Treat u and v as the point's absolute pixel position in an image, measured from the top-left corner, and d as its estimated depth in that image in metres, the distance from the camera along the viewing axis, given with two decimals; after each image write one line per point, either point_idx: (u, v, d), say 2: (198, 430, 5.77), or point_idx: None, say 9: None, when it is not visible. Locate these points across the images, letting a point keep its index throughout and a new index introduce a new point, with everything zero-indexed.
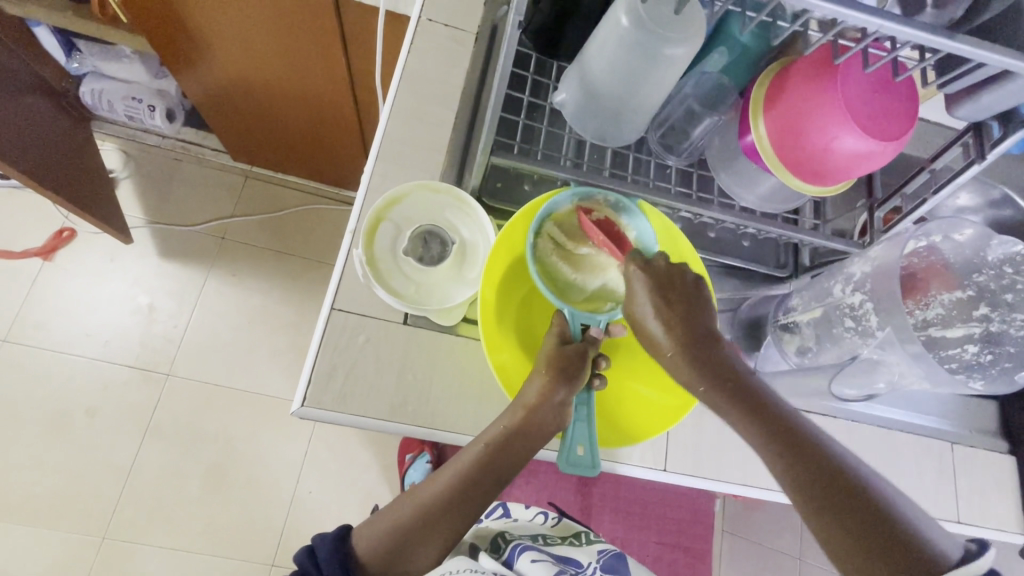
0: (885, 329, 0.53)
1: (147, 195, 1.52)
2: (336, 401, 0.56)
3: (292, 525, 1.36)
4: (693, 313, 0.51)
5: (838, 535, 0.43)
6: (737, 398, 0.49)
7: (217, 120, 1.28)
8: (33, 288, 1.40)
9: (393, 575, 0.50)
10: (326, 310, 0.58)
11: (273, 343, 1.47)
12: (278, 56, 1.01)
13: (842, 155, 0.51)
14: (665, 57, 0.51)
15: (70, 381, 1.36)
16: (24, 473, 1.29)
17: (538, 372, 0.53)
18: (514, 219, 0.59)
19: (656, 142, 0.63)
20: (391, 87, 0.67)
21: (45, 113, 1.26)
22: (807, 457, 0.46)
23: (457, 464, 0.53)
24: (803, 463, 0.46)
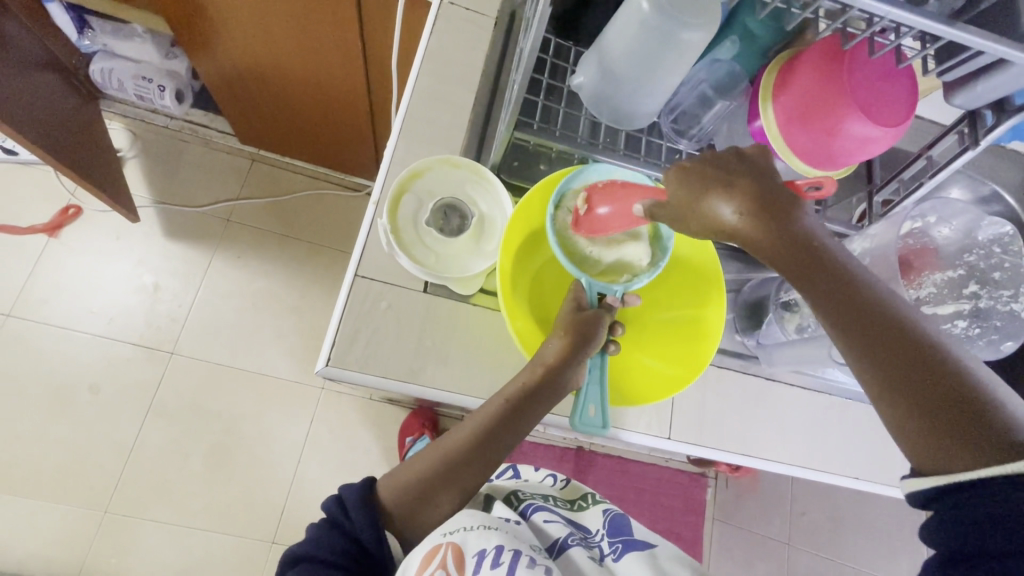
0: None
1: (154, 175, 1.53)
2: (359, 363, 0.58)
3: (293, 504, 1.37)
4: (758, 192, 0.46)
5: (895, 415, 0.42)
6: (811, 279, 0.45)
7: (228, 101, 1.30)
8: (38, 264, 1.40)
9: (415, 520, 0.54)
10: (349, 277, 0.60)
11: (277, 325, 1.49)
12: (295, 39, 1.03)
13: (846, 139, 0.54)
14: (682, 41, 0.55)
15: (73, 357, 1.37)
16: (26, 447, 1.30)
17: (556, 335, 0.57)
18: (532, 193, 0.61)
19: (668, 126, 0.67)
20: (414, 66, 0.70)
21: (56, 89, 1.26)
22: (878, 346, 0.43)
23: (477, 419, 0.58)
24: (872, 341, 0.44)
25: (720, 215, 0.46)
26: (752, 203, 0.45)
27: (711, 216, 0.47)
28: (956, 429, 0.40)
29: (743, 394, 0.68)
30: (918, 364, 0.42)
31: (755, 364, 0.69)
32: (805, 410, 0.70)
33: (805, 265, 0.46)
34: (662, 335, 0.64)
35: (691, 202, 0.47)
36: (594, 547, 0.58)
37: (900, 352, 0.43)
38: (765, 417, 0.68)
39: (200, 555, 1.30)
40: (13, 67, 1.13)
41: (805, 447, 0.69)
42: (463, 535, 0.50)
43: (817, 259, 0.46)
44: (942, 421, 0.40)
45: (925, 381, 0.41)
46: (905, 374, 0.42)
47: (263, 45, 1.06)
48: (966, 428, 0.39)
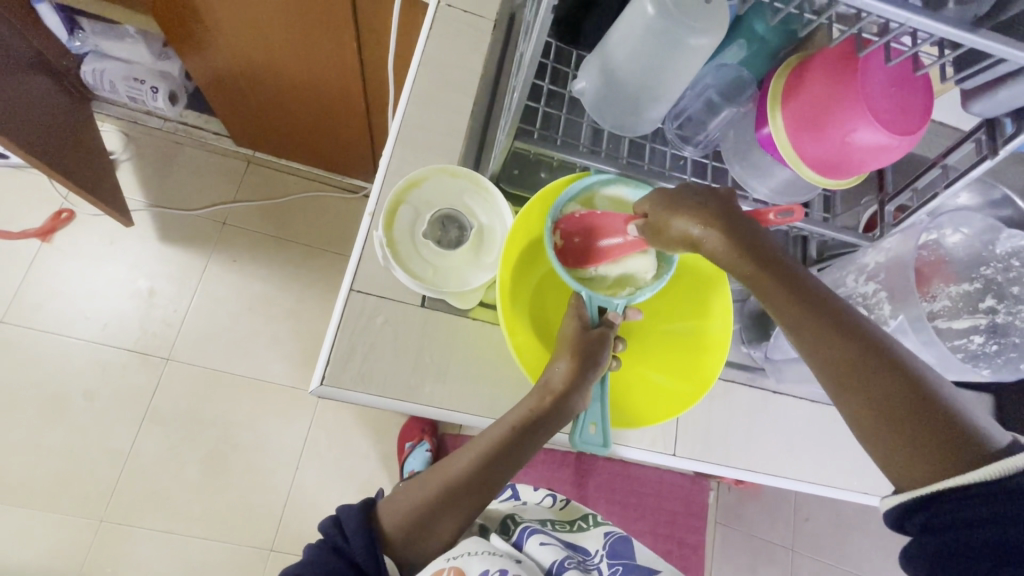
0: (898, 318, 0.54)
1: (148, 178, 1.50)
2: (354, 382, 0.56)
3: (291, 511, 1.36)
4: (718, 209, 0.49)
5: (870, 424, 0.43)
6: (778, 291, 0.48)
7: (221, 102, 1.27)
8: (30, 269, 1.38)
9: (415, 546, 0.53)
10: (344, 291, 0.59)
11: (274, 330, 1.47)
12: (289, 40, 1.00)
13: (858, 149, 0.52)
14: (690, 46, 0.53)
15: (67, 364, 1.35)
16: (20, 455, 1.28)
17: (563, 356, 0.55)
18: (532, 205, 0.60)
19: (673, 133, 0.65)
20: (410, 71, 0.67)
21: (46, 92, 1.24)
22: (843, 354, 0.45)
23: (480, 444, 0.56)
24: (838, 355, 0.45)
25: (687, 233, 0.49)
26: (714, 221, 0.48)
27: (678, 234, 0.50)
28: (920, 434, 0.41)
29: (751, 409, 0.67)
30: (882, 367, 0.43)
31: (764, 378, 0.68)
32: (813, 424, 0.68)
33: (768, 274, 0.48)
34: (669, 349, 0.62)
35: (660, 223, 0.51)
36: (593, 570, 0.59)
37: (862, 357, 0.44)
38: (773, 432, 0.67)
39: (198, 564, 1.29)
40: (2, 70, 1.10)
41: (813, 461, 0.67)
42: (466, 559, 0.51)
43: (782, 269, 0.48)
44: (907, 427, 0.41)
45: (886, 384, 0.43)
46: (878, 383, 0.43)
47: (256, 46, 1.03)
48: (933, 432, 0.41)
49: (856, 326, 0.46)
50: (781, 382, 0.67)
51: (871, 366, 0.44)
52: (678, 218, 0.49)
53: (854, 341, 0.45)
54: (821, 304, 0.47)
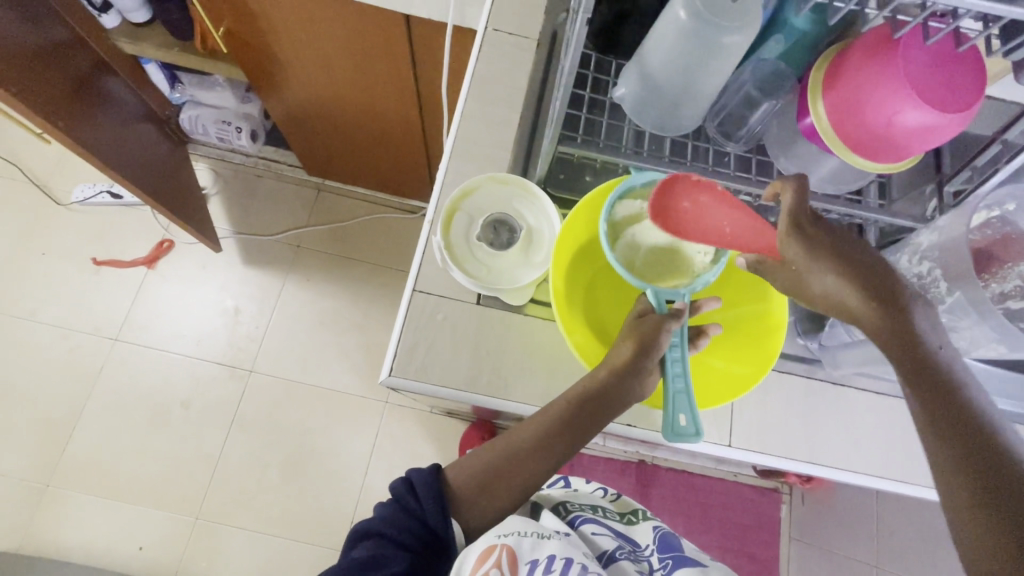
0: (954, 295, 0.53)
1: (234, 207, 1.68)
2: (417, 373, 0.61)
3: (360, 514, 1.43)
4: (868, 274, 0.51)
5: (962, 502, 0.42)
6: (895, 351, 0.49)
7: (296, 135, 1.40)
8: (139, 292, 1.57)
9: (475, 507, 0.58)
10: (408, 291, 0.64)
11: (343, 342, 1.58)
12: (353, 77, 1.11)
13: (905, 129, 0.52)
14: (724, 44, 0.55)
15: (168, 376, 1.51)
16: (131, 458, 1.44)
17: (625, 342, 0.58)
18: (577, 209, 0.63)
19: (714, 130, 0.67)
20: (461, 92, 0.73)
21: (151, 138, 1.42)
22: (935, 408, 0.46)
23: (540, 415, 0.59)
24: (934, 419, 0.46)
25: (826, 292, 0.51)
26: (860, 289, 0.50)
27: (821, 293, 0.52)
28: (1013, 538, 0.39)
29: (809, 399, 0.66)
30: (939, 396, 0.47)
31: (819, 369, 0.66)
32: (880, 418, 0.65)
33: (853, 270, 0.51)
34: (732, 337, 0.63)
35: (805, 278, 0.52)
36: (644, 561, 0.61)
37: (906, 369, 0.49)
38: (834, 422, 0.65)
39: (279, 561, 1.38)
40: (118, 121, 1.29)
41: (882, 455, 0.64)
42: (517, 539, 0.55)
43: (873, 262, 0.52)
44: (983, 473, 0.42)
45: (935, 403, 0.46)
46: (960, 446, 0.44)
47: (325, 84, 1.14)
48: None
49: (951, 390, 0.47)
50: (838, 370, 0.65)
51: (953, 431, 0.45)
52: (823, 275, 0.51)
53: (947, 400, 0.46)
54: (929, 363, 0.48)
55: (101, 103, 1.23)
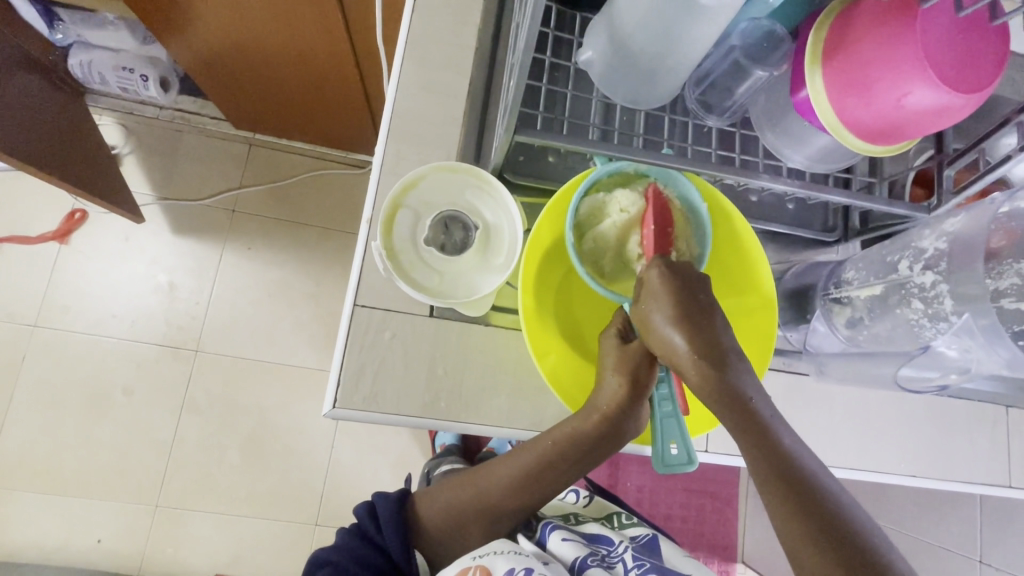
0: (962, 316, 0.49)
1: (152, 169, 1.48)
2: (366, 402, 0.54)
3: (330, 488, 1.41)
4: (711, 336, 0.49)
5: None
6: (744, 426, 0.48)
7: (212, 84, 1.21)
8: (54, 272, 1.40)
9: (449, 545, 0.58)
10: (348, 308, 0.55)
11: (295, 314, 1.48)
12: (270, 17, 0.93)
13: (914, 114, 0.45)
14: (709, 6, 0.45)
15: (103, 362, 1.39)
16: (74, 451, 1.35)
17: (611, 376, 0.53)
18: (547, 212, 0.55)
19: (694, 100, 0.58)
20: (397, 53, 0.61)
21: (35, 92, 1.20)
22: (791, 486, 0.47)
23: (515, 460, 0.57)
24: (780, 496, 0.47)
25: (670, 342, 0.49)
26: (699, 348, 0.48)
27: (663, 339, 0.49)
28: None
29: (785, 395, 0.63)
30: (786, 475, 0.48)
31: (800, 363, 0.64)
32: (854, 409, 0.64)
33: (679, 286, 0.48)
34: None
35: (647, 324, 0.50)
36: (616, 563, 0.61)
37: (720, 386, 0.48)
38: (808, 418, 0.63)
39: (251, 540, 1.36)
40: None
41: (857, 447, 0.63)
42: (492, 558, 0.54)
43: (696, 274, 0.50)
44: (801, 494, 0.47)
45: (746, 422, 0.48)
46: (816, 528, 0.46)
47: (238, 24, 0.96)
48: None
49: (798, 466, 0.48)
50: (824, 373, 0.63)
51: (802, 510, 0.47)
52: (659, 319, 0.48)
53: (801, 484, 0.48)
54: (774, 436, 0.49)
55: None
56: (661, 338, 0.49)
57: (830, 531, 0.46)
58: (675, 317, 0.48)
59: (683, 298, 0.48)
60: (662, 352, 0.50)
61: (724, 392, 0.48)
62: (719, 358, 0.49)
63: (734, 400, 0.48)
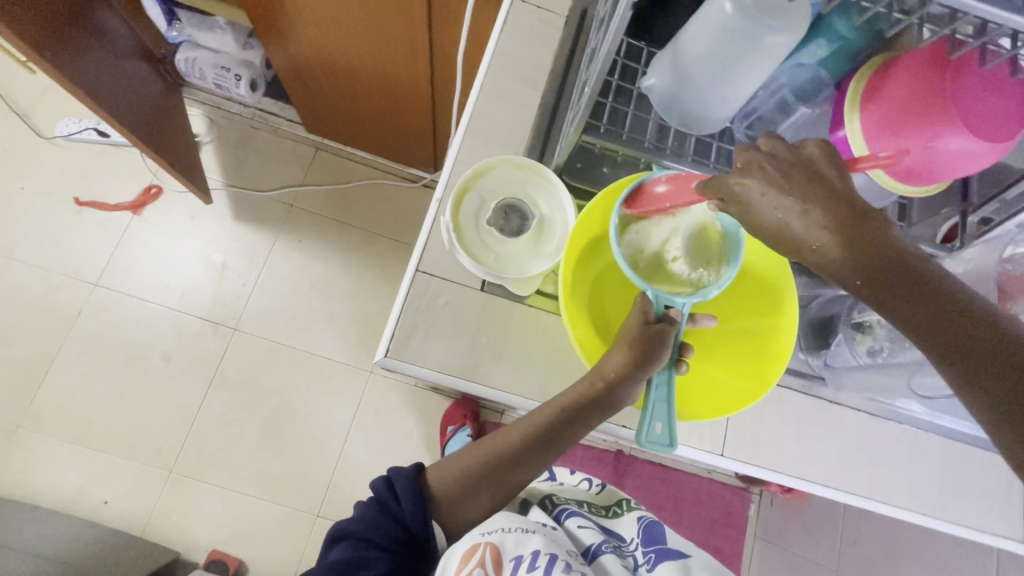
0: None
1: (227, 159, 1.61)
2: (415, 357, 0.60)
3: (337, 481, 1.43)
4: (822, 201, 0.42)
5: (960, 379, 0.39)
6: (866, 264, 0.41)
7: (298, 90, 1.34)
8: (122, 238, 1.52)
9: (459, 512, 0.58)
10: (411, 272, 0.62)
11: (332, 308, 1.55)
12: (364, 34, 1.05)
13: (942, 155, 0.50)
14: (766, 45, 0.53)
15: (149, 327, 1.47)
16: (105, 406, 1.41)
17: (618, 348, 0.57)
18: (595, 202, 0.61)
19: (742, 132, 0.64)
20: (482, 65, 0.70)
21: (144, 77, 1.35)
22: (908, 299, 0.41)
23: (527, 423, 0.60)
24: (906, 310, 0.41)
25: (781, 224, 0.43)
26: (814, 214, 0.42)
27: (769, 224, 0.44)
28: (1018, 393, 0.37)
29: (802, 415, 0.66)
30: (907, 288, 0.41)
31: (820, 386, 0.67)
32: (869, 438, 0.67)
33: (847, 235, 0.42)
34: (736, 350, 0.63)
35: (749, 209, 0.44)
36: (628, 556, 0.62)
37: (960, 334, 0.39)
38: (822, 438, 0.66)
39: (253, 521, 1.38)
40: (112, 58, 1.21)
41: (868, 475, 0.66)
42: (502, 536, 0.54)
43: (873, 217, 0.42)
44: (917, 295, 0.41)
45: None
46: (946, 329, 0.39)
47: (335, 40, 1.09)
48: None
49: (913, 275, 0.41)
50: (840, 391, 0.67)
51: (930, 316, 0.40)
52: (758, 202, 0.44)
53: (914, 293, 0.41)
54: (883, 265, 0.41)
55: (96, 36, 1.15)
56: (767, 224, 0.44)
57: (962, 327, 0.39)
58: (845, 274, 0.42)
59: (858, 243, 0.41)
60: (776, 239, 0.44)
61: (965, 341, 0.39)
62: (894, 256, 0.41)
63: (994, 348, 0.38)
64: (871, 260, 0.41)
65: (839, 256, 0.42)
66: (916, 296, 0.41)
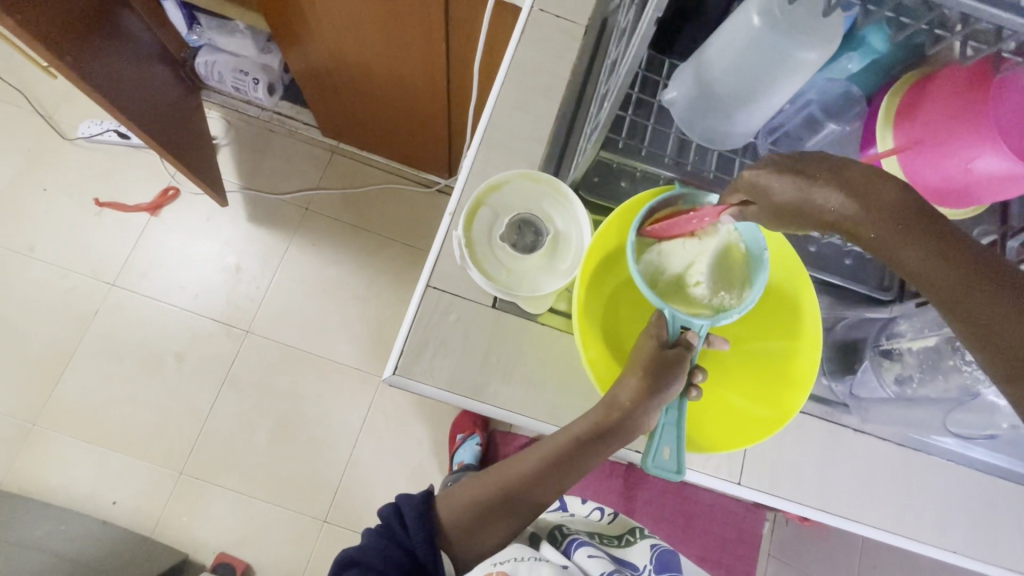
0: None
1: (243, 161, 1.62)
2: (424, 375, 0.58)
3: (346, 487, 1.43)
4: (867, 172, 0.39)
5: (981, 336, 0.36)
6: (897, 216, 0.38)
7: (315, 94, 1.34)
8: (140, 239, 1.53)
9: (470, 545, 0.57)
10: (422, 287, 0.61)
11: (344, 313, 1.55)
12: (381, 40, 1.04)
13: (979, 178, 0.48)
14: (795, 60, 0.51)
15: (163, 328, 1.49)
16: (119, 406, 1.43)
17: (632, 373, 0.55)
18: (611, 219, 0.59)
19: (767, 148, 0.61)
20: (499, 76, 0.69)
21: (165, 80, 1.36)
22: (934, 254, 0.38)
23: (538, 451, 0.58)
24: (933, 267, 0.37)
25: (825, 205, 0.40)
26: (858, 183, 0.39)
27: (813, 199, 0.41)
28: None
29: (824, 443, 0.64)
30: (941, 245, 0.37)
31: (844, 414, 0.64)
32: (895, 469, 0.64)
33: (865, 197, 0.39)
34: (755, 375, 0.61)
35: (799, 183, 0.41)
36: None
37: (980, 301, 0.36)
38: (846, 468, 0.64)
39: (261, 524, 1.38)
40: (133, 61, 1.22)
41: (896, 509, 0.63)
42: (515, 564, 0.58)
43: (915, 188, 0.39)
44: (944, 249, 0.38)
45: None
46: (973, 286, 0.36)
47: (352, 45, 1.09)
48: None
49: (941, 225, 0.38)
50: (865, 422, 0.64)
51: (957, 275, 0.37)
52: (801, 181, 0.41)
53: (940, 246, 0.38)
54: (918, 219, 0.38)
55: (119, 40, 1.16)
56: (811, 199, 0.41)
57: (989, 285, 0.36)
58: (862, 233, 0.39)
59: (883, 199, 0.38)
60: (812, 213, 0.41)
61: (976, 300, 0.36)
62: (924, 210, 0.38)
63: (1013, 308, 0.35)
64: (893, 220, 0.38)
65: (856, 218, 0.39)
66: (944, 256, 0.37)
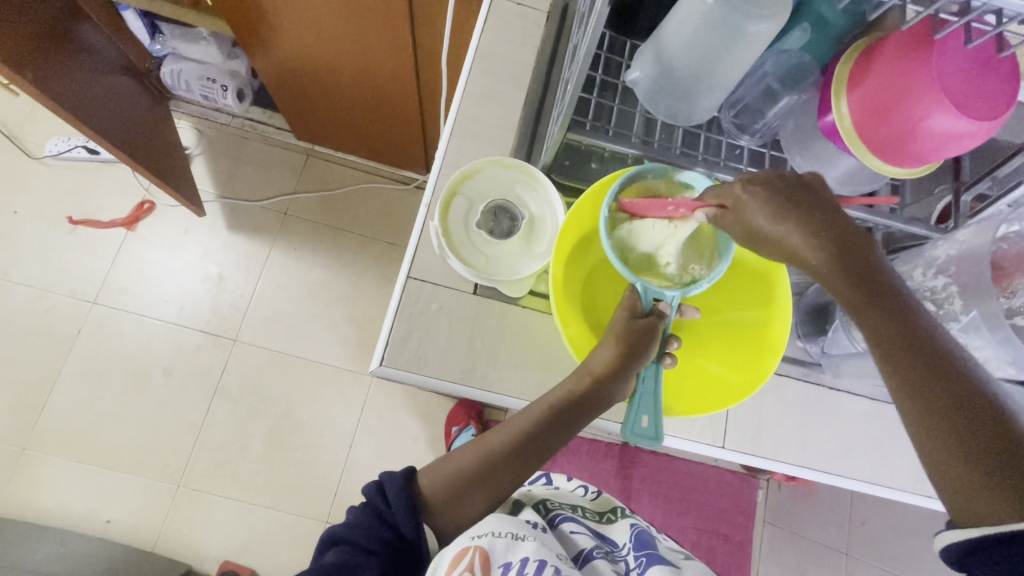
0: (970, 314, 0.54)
1: (218, 170, 1.61)
2: (409, 364, 0.60)
3: (345, 487, 1.44)
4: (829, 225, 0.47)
5: (904, 378, 0.43)
6: (852, 276, 0.46)
7: (285, 98, 1.33)
8: (118, 255, 1.52)
9: (450, 514, 0.57)
10: (402, 278, 0.62)
11: (331, 314, 1.55)
12: (347, 39, 1.04)
13: (930, 138, 0.50)
14: (748, 34, 0.52)
15: (149, 343, 1.47)
16: (109, 424, 1.42)
17: (607, 343, 0.57)
18: (584, 198, 0.60)
19: (729, 121, 0.64)
20: (465, 67, 0.69)
21: (131, 92, 1.34)
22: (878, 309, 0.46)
23: (519, 421, 0.60)
24: (875, 321, 0.45)
25: (793, 245, 0.47)
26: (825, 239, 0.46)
27: (775, 240, 0.47)
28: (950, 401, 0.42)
29: (801, 403, 0.66)
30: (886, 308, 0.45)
31: (818, 373, 0.67)
32: (870, 422, 0.67)
33: (841, 248, 0.46)
34: (729, 342, 0.63)
35: (769, 220, 0.47)
36: (619, 561, 0.61)
37: (906, 358, 0.44)
38: (823, 425, 0.66)
39: (263, 530, 1.39)
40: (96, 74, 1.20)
41: (872, 460, 0.66)
42: (491, 541, 0.53)
43: (864, 246, 0.47)
44: (884, 303, 0.46)
45: (963, 398, 0.41)
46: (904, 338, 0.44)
47: (318, 46, 1.08)
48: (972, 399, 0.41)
49: (883, 286, 0.46)
50: (838, 377, 0.67)
51: (891, 330, 0.45)
52: (762, 216, 0.47)
53: (882, 305, 0.45)
54: (869, 278, 0.46)
55: (79, 55, 1.14)
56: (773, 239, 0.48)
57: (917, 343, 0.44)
58: (832, 281, 0.47)
59: (843, 254, 0.46)
60: (780, 252, 0.48)
61: (904, 352, 0.44)
62: (869, 270, 0.47)
63: (930, 367, 0.43)
64: (853, 279, 0.46)
65: (828, 269, 0.47)
66: (882, 314, 0.45)
